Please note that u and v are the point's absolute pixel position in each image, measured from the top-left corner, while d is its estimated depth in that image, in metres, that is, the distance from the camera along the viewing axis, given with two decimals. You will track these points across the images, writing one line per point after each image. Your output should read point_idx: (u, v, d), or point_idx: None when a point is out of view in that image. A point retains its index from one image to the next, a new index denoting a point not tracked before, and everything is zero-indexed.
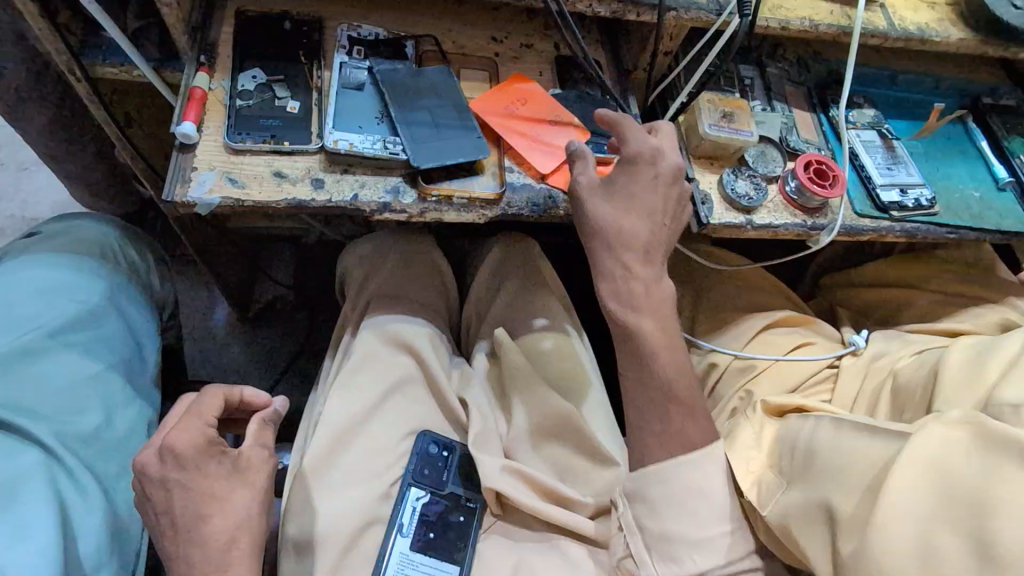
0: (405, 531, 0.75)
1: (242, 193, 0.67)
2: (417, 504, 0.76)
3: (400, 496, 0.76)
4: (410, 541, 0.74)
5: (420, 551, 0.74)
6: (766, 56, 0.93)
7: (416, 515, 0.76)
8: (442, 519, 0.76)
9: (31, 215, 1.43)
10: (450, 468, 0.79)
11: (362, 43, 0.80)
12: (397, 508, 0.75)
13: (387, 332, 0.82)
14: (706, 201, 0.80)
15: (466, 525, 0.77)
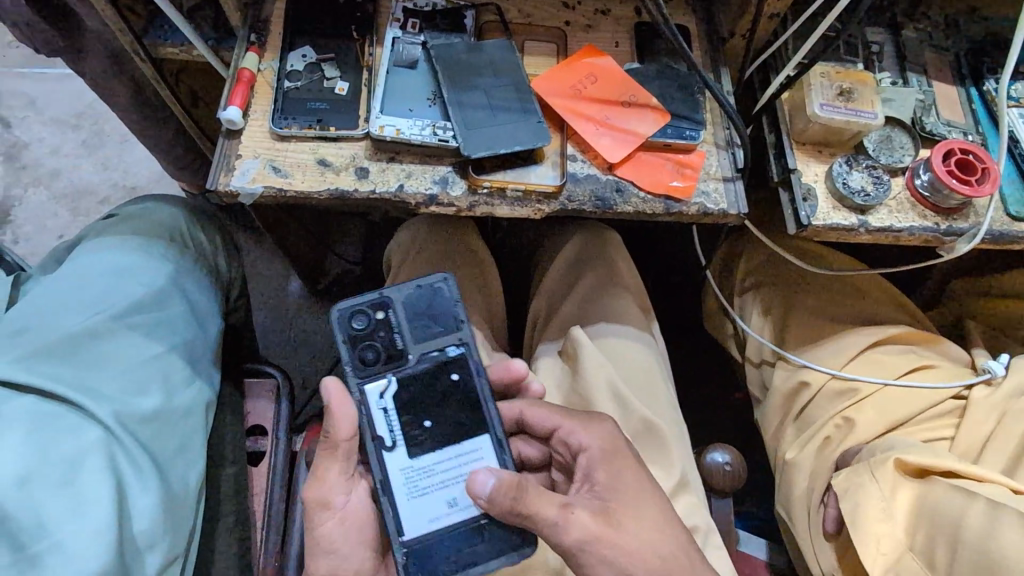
0: (394, 443, 0.61)
1: (285, 184, 0.64)
2: (389, 403, 0.62)
3: (362, 399, 0.62)
4: (414, 454, 0.61)
5: (428, 455, 0.61)
6: (903, 17, 0.75)
7: (396, 409, 0.62)
8: (430, 400, 0.63)
9: (130, 184, 1.50)
10: (401, 327, 0.65)
11: (418, 15, 0.73)
12: (371, 420, 0.62)
13: None
14: (809, 197, 0.66)
15: (466, 380, 0.64)
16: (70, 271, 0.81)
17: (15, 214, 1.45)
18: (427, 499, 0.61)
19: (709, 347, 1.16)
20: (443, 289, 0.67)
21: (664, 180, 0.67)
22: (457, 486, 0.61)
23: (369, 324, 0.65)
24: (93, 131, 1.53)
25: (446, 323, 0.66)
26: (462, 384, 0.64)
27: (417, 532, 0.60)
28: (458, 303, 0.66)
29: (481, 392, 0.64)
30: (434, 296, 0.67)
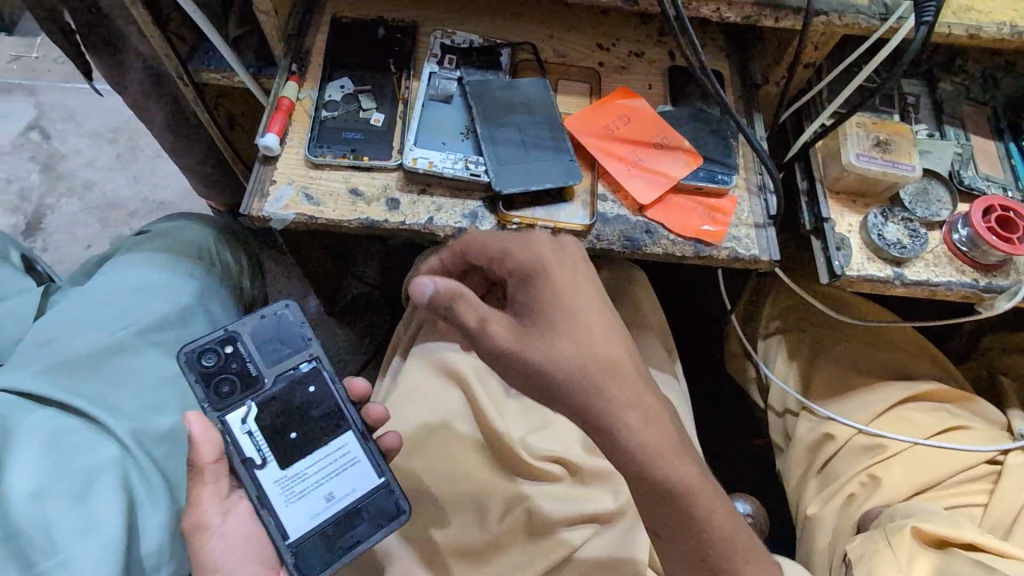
0: (264, 459, 0.65)
1: (316, 211, 0.64)
2: (253, 426, 0.66)
3: (224, 429, 0.64)
4: (288, 464, 0.65)
5: (297, 463, 0.65)
6: (939, 69, 0.75)
7: (260, 430, 0.65)
8: (292, 413, 0.67)
9: (160, 198, 1.53)
10: (252, 356, 0.68)
11: (455, 51, 0.74)
12: (236, 444, 0.64)
13: (438, 359, 0.76)
14: (842, 246, 0.65)
15: (323, 389, 0.69)
16: (96, 287, 0.81)
17: (48, 223, 1.49)
18: (305, 501, 0.65)
19: (729, 388, 1.13)
20: (287, 313, 0.70)
21: (694, 224, 0.66)
22: (331, 480, 0.66)
23: (217, 361, 0.66)
24: (128, 146, 1.58)
25: (295, 344, 0.69)
26: (319, 394, 0.68)
27: (300, 531, 0.64)
28: (303, 324, 0.69)
29: (339, 398, 0.69)
30: (272, 320, 0.69)
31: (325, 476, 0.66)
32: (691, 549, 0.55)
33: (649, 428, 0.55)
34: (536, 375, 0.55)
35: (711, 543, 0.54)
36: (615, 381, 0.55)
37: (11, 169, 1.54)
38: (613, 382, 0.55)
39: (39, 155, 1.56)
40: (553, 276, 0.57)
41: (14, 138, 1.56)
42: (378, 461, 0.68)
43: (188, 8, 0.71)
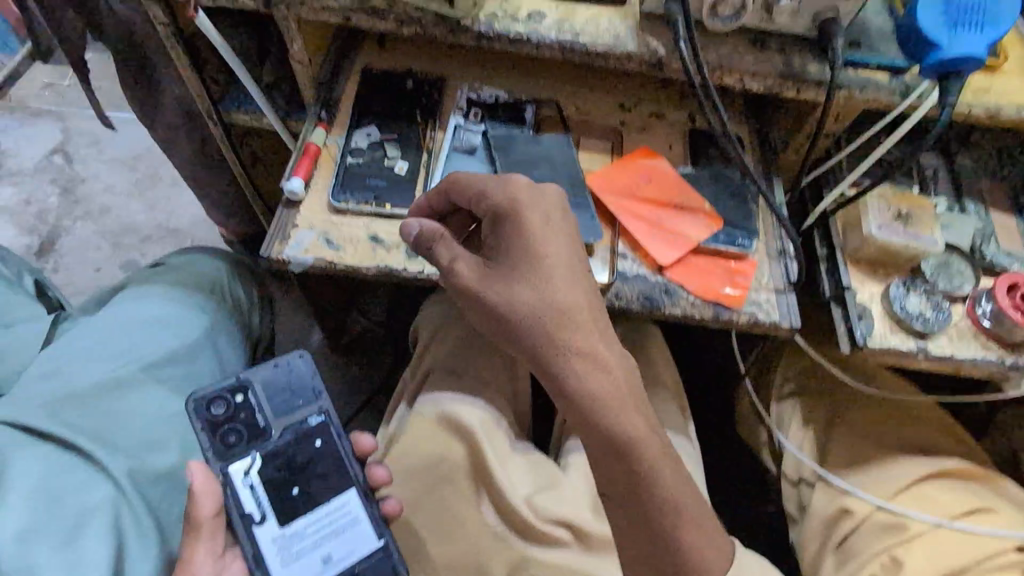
0: (263, 516, 0.63)
1: (335, 256, 0.64)
2: (255, 479, 0.64)
3: (225, 480, 0.63)
4: (286, 521, 0.64)
5: (298, 521, 0.64)
6: (956, 144, 0.76)
7: (263, 483, 0.64)
8: (296, 467, 0.66)
9: (174, 226, 1.54)
10: (261, 407, 0.68)
11: (480, 105, 0.76)
12: (236, 498, 0.63)
13: (443, 410, 0.73)
14: (864, 316, 0.64)
15: (330, 445, 0.68)
16: (106, 319, 0.81)
17: (61, 245, 1.50)
18: (302, 562, 0.64)
19: (739, 449, 1.10)
20: (300, 364, 0.70)
21: (714, 286, 0.65)
22: (329, 542, 0.65)
23: (226, 409, 0.65)
24: (147, 174, 1.60)
25: (306, 395, 0.69)
26: (326, 449, 0.68)
27: None
28: (315, 376, 0.69)
29: (345, 453, 0.68)
30: (284, 370, 0.69)
31: (324, 537, 0.65)
32: (631, 495, 0.56)
33: (600, 370, 0.55)
34: (494, 312, 0.56)
35: (652, 490, 0.55)
36: (572, 327, 0.55)
37: (31, 190, 1.56)
38: (570, 327, 0.55)
39: (60, 178, 1.58)
40: (523, 219, 0.57)
41: (38, 161, 1.59)
42: (378, 523, 0.67)
43: (226, 54, 0.73)
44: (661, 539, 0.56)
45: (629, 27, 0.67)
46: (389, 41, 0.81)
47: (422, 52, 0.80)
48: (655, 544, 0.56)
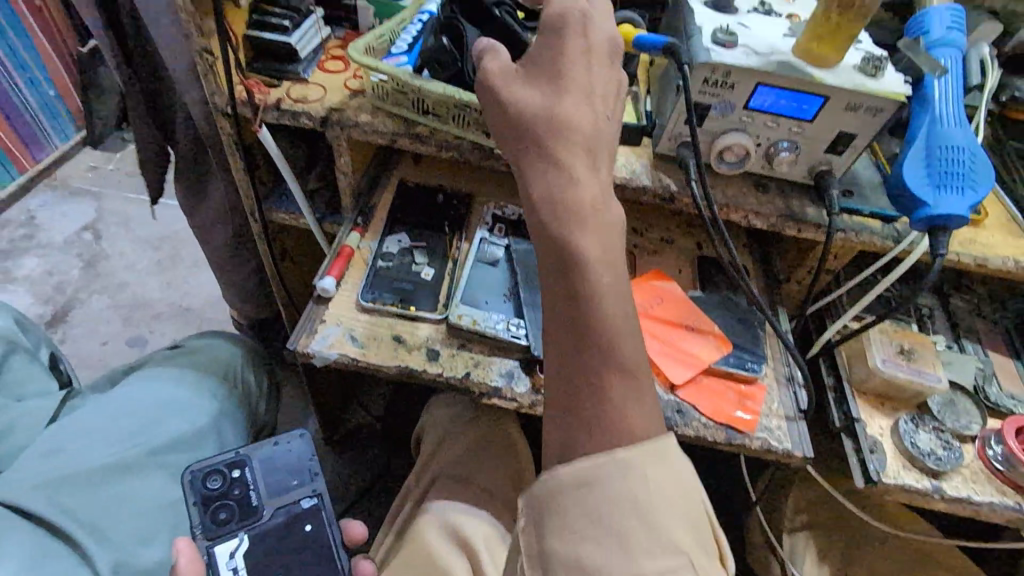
0: None
1: (359, 353, 0.67)
2: (239, 562, 0.64)
3: (209, 561, 0.63)
4: None
5: None
6: (949, 286, 0.81)
7: (246, 567, 0.64)
8: (281, 551, 0.65)
9: (186, 305, 1.57)
10: (256, 485, 0.68)
11: (504, 221, 0.82)
12: None
13: (445, 521, 0.71)
14: (876, 449, 0.64)
15: (318, 531, 0.67)
16: (119, 397, 0.81)
17: (73, 316, 1.52)
18: None
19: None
20: (298, 444, 0.71)
21: (726, 409, 0.67)
22: None
23: (223, 485, 0.67)
24: (170, 254, 1.66)
25: (301, 475, 0.70)
26: (314, 535, 0.67)
27: None
28: (313, 457, 0.70)
29: (332, 540, 0.67)
30: (283, 448, 0.71)
31: None
32: (577, 335, 0.45)
33: (576, 190, 0.47)
34: (502, 115, 0.51)
35: (599, 338, 0.45)
36: (567, 144, 0.48)
37: (56, 262, 1.61)
38: (566, 146, 0.48)
39: (85, 252, 1.64)
40: (564, 35, 0.51)
41: (67, 235, 1.66)
42: None
43: (279, 163, 0.81)
44: (587, 376, 0.45)
45: (645, 164, 0.74)
46: (425, 160, 0.89)
47: (454, 171, 0.88)
48: (581, 395, 0.45)
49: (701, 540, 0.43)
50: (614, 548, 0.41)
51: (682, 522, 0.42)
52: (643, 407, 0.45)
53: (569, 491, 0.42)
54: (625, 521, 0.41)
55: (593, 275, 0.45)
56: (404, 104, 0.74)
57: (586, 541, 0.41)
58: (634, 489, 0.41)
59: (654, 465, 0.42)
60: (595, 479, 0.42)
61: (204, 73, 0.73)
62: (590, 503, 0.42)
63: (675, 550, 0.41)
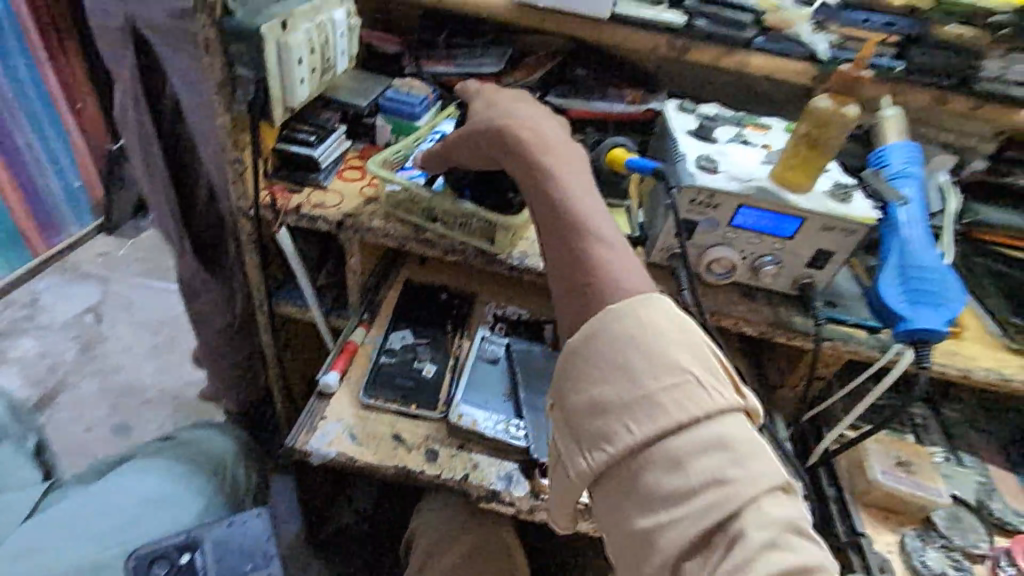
0: None
1: (358, 451, 0.67)
2: None
3: None
4: None
5: None
6: (939, 397, 0.83)
7: None
8: None
9: (178, 391, 1.55)
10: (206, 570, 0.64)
11: (504, 321, 0.85)
12: None
13: None
14: (885, 568, 0.63)
15: None
16: (106, 488, 0.80)
17: (61, 399, 1.51)
18: None
19: None
20: (254, 523, 0.67)
21: None
22: None
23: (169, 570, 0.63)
24: (167, 339, 1.66)
25: (259, 557, 0.65)
26: None
27: None
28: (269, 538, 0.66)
29: None
30: (239, 527, 0.67)
31: None
32: (555, 228, 0.54)
33: (535, 133, 0.60)
34: (470, 143, 0.65)
35: (577, 228, 0.53)
36: (518, 121, 0.61)
37: (53, 345, 1.62)
38: (512, 121, 0.61)
39: (83, 334, 1.65)
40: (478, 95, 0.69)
41: (69, 318, 1.68)
42: None
43: (293, 261, 0.85)
44: (576, 256, 0.52)
45: None
46: (430, 261, 0.94)
47: (457, 272, 0.93)
48: (574, 269, 0.52)
49: (707, 366, 0.46)
50: (621, 380, 0.46)
51: (682, 351, 0.46)
52: (625, 263, 0.52)
53: (577, 345, 0.49)
54: (626, 357, 0.47)
55: (555, 183, 0.56)
56: (416, 211, 0.80)
57: (601, 384, 0.47)
58: (629, 328, 0.47)
59: (642, 311, 0.48)
60: (594, 330, 0.48)
61: (233, 180, 0.78)
62: (596, 349, 0.48)
63: (677, 372, 0.45)
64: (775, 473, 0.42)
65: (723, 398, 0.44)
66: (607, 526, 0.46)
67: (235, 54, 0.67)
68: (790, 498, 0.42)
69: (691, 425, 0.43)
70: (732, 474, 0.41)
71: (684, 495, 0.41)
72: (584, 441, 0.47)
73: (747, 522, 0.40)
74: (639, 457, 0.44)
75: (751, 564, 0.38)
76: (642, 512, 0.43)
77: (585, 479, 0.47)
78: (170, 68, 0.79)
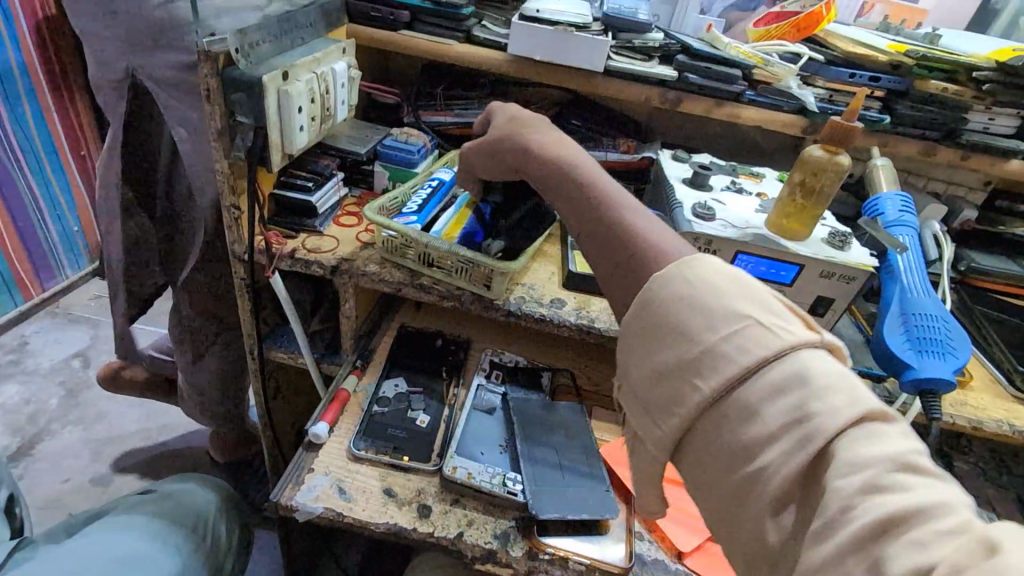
0: None
1: (346, 507, 0.63)
2: None
3: None
4: None
5: None
6: (949, 449, 0.81)
7: None
8: None
9: (162, 439, 1.50)
10: None
11: (501, 367, 0.83)
12: None
13: None
14: None
15: None
16: (72, 551, 0.74)
17: (39, 449, 1.43)
18: None
19: None
20: None
21: None
22: None
23: None
24: None
25: None
26: None
27: None
28: None
29: None
30: None
31: None
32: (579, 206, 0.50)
33: (551, 140, 0.56)
34: (500, 157, 0.61)
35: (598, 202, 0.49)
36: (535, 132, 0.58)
37: (36, 390, 1.57)
38: (531, 132, 0.58)
39: (69, 380, 1.60)
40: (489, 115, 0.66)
41: (55, 362, 1.64)
42: None
43: (286, 306, 0.84)
44: (611, 231, 0.47)
45: None
46: (425, 308, 0.93)
47: (454, 319, 0.92)
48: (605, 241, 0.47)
49: (768, 304, 0.38)
50: (678, 341, 0.38)
51: (736, 291, 0.38)
52: (666, 230, 0.45)
53: (628, 317, 0.42)
54: (675, 313, 0.39)
55: (576, 166, 0.52)
56: (411, 257, 0.79)
57: (654, 351, 0.39)
58: (669, 280, 0.40)
59: (682, 262, 0.40)
60: (640, 300, 0.41)
61: (229, 225, 0.78)
62: (643, 318, 0.40)
63: (735, 316, 0.37)
64: (864, 399, 0.33)
65: (791, 334, 0.36)
66: (699, 501, 0.39)
67: (235, 102, 0.68)
68: (893, 425, 0.33)
69: (761, 371, 0.35)
70: (816, 407, 0.33)
71: (767, 441, 0.34)
72: (655, 411, 0.39)
73: (835, 466, 0.32)
74: (713, 416, 0.36)
75: (850, 514, 0.30)
76: (725, 473, 0.36)
77: (664, 451, 0.39)
78: (172, 115, 0.80)
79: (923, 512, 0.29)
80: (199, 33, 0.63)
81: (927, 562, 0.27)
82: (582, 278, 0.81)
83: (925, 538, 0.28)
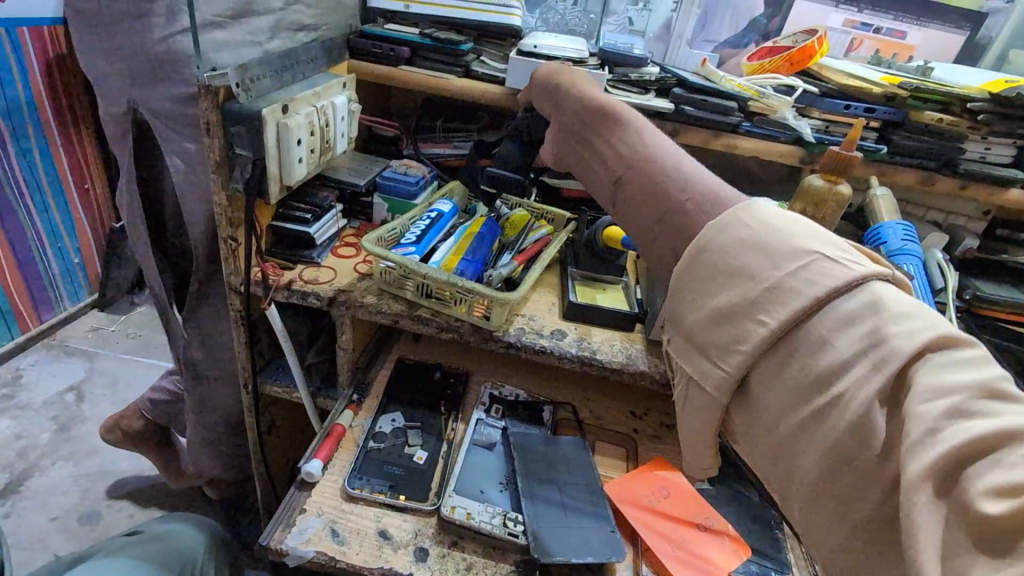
0: None
1: (338, 551, 0.60)
2: None
3: None
4: None
5: None
6: None
7: None
8: None
9: (153, 478, 1.45)
10: None
11: (502, 401, 0.81)
12: None
13: None
14: None
15: None
16: None
17: (27, 486, 1.39)
18: None
19: None
20: None
21: None
22: None
23: None
24: None
25: None
26: None
27: None
28: None
29: None
30: None
31: None
32: (622, 163, 0.49)
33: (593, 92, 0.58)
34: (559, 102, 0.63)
35: (641, 157, 0.48)
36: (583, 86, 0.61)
37: (28, 425, 1.53)
38: (581, 87, 0.61)
39: (62, 414, 1.57)
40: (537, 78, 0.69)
41: (49, 396, 1.61)
42: None
43: (281, 339, 0.82)
44: (653, 183, 0.45)
45: (639, 350, 0.77)
46: (423, 339, 0.92)
47: (453, 350, 0.91)
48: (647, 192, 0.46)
49: (833, 240, 0.37)
50: (740, 281, 0.37)
51: (798, 231, 0.37)
52: (708, 174, 0.44)
53: (681, 267, 0.40)
54: (735, 255, 0.38)
55: (619, 125, 0.52)
56: (409, 288, 0.78)
57: (713, 294, 0.38)
58: (727, 224, 0.39)
59: (737, 208, 0.40)
60: (694, 245, 0.40)
61: (226, 257, 0.77)
62: (698, 262, 0.39)
63: (799, 252, 0.36)
64: (944, 324, 0.31)
65: (861, 266, 0.35)
66: (758, 444, 0.37)
67: (235, 134, 0.68)
68: (977, 349, 0.31)
69: (830, 305, 0.34)
70: (891, 331, 0.32)
71: (836, 373, 0.32)
72: (712, 353, 0.38)
73: (916, 391, 0.29)
74: (780, 354, 0.35)
75: (936, 438, 0.28)
76: (795, 406, 0.34)
77: (726, 393, 0.37)
78: (170, 146, 0.80)
79: (1017, 436, 0.27)
80: (201, 68, 0.64)
81: (1017, 484, 0.26)
82: (582, 308, 0.80)
83: (1017, 461, 0.26)
